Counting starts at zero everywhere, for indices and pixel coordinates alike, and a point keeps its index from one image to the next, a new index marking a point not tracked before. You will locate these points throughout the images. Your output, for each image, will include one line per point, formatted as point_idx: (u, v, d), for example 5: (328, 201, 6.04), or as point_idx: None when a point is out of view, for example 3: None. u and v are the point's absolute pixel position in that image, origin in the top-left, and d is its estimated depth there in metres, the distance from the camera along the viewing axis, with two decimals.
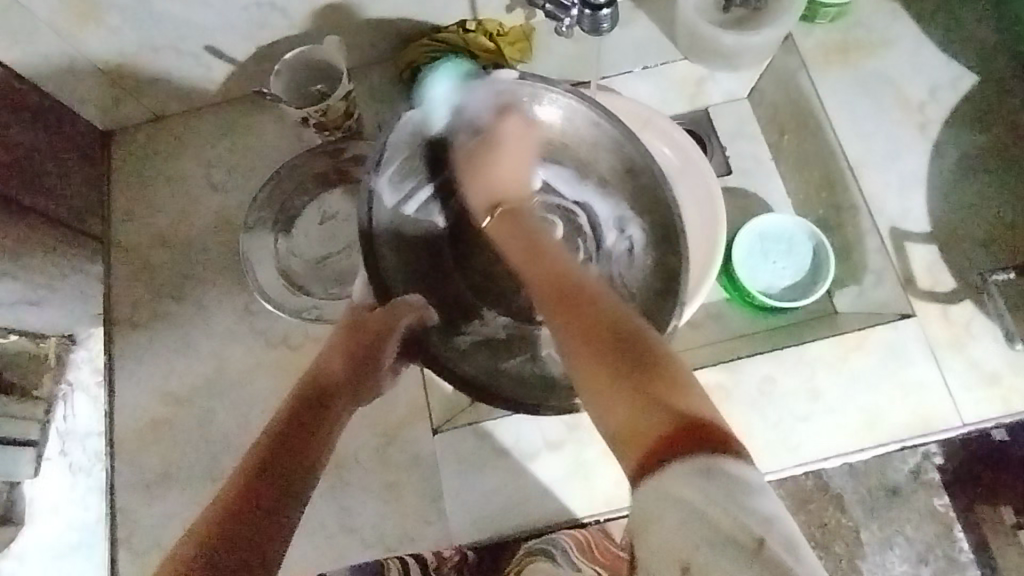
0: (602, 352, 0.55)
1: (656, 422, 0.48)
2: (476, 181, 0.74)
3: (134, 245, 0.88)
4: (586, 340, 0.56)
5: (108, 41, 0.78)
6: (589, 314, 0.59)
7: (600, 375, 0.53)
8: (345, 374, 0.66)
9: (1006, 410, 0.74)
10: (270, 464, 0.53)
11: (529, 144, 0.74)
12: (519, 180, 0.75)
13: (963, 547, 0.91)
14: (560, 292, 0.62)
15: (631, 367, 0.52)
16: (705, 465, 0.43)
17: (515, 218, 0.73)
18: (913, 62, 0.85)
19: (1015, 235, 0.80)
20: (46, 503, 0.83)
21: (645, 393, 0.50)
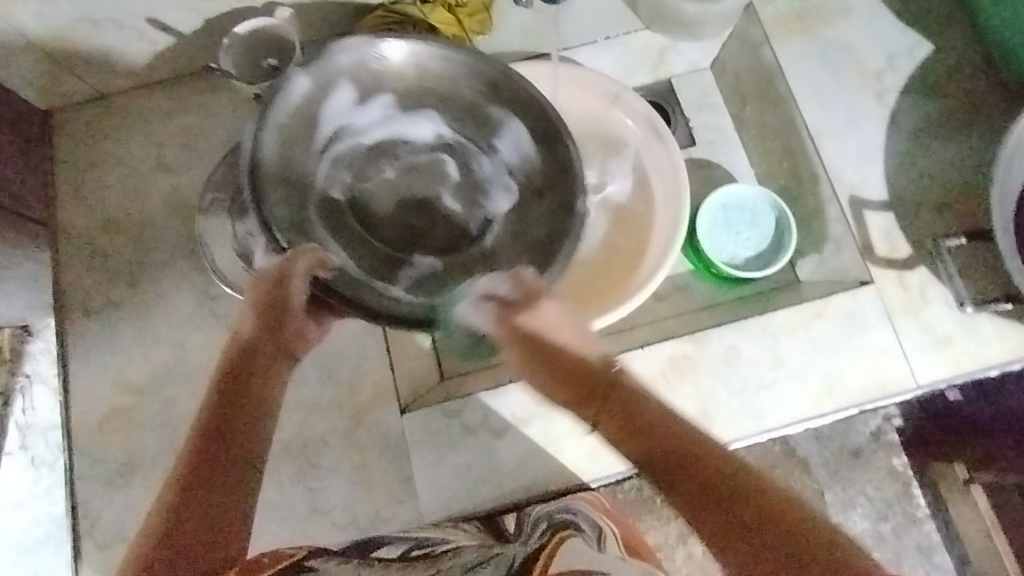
0: (683, 480, 0.57)
1: (777, 563, 0.51)
2: (551, 360, 0.67)
3: (82, 230, 0.84)
4: (681, 481, 0.58)
5: (40, 14, 0.73)
6: (676, 455, 0.59)
7: (733, 534, 0.54)
8: (268, 333, 0.65)
9: (957, 371, 0.77)
10: (208, 462, 0.55)
11: (569, 317, 0.69)
12: (580, 332, 0.69)
13: (920, 503, 0.95)
14: (663, 450, 0.59)
15: (735, 488, 0.55)
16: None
17: (622, 393, 0.65)
18: (871, 31, 0.85)
19: (968, 201, 0.81)
20: (9, 499, 0.81)
21: (763, 529, 0.53)
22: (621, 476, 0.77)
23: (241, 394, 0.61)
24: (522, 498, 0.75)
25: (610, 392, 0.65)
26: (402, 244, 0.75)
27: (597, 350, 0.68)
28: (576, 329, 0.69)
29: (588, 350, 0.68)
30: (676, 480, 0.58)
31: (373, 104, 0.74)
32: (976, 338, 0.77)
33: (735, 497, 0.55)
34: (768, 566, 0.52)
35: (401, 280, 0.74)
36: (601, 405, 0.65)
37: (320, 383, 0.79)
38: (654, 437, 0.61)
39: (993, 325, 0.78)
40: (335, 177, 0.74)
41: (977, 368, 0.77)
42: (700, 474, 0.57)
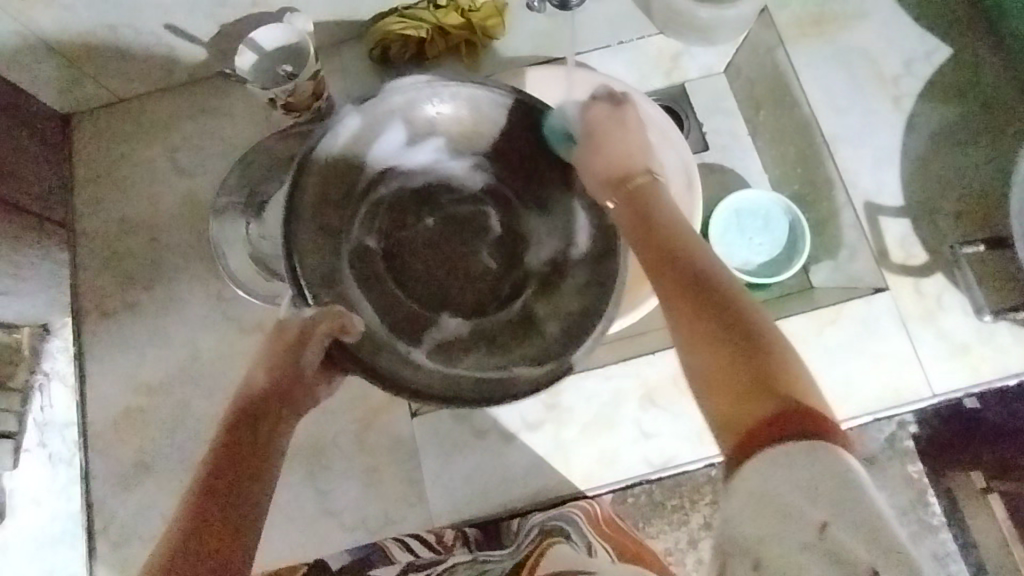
0: (680, 273, 0.49)
1: (746, 396, 0.41)
2: (597, 150, 0.64)
3: (100, 232, 0.86)
4: (684, 283, 0.48)
5: (61, 20, 0.75)
6: (698, 260, 0.50)
7: (710, 339, 0.44)
8: (272, 387, 0.61)
9: (974, 380, 0.76)
10: (205, 505, 0.50)
11: (622, 117, 0.69)
12: (628, 145, 0.66)
13: (935, 511, 0.94)
14: (666, 247, 0.52)
15: (731, 301, 0.46)
16: (795, 447, 0.38)
17: (647, 200, 0.60)
18: (887, 35, 0.84)
19: (986, 206, 0.80)
20: (26, 495, 0.82)
21: (748, 351, 0.43)
22: (630, 483, 0.76)
23: (244, 444, 0.56)
24: (532, 502, 0.75)
25: (637, 180, 0.62)
26: (433, 303, 0.68)
27: (644, 162, 0.65)
28: (616, 127, 0.68)
29: (627, 163, 0.63)
30: (689, 295, 0.47)
31: (425, 148, 0.66)
32: (995, 346, 0.76)
33: (721, 308, 0.46)
34: (732, 384, 0.42)
35: (427, 340, 0.65)
36: (623, 201, 0.60)
37: None
38: (673, 251, 0.52)
39: (1011, 333, 0.76)
40: (370, 223, 0.66)
41: (995, 377, 0.76)
42: (706, 274, 0.48)
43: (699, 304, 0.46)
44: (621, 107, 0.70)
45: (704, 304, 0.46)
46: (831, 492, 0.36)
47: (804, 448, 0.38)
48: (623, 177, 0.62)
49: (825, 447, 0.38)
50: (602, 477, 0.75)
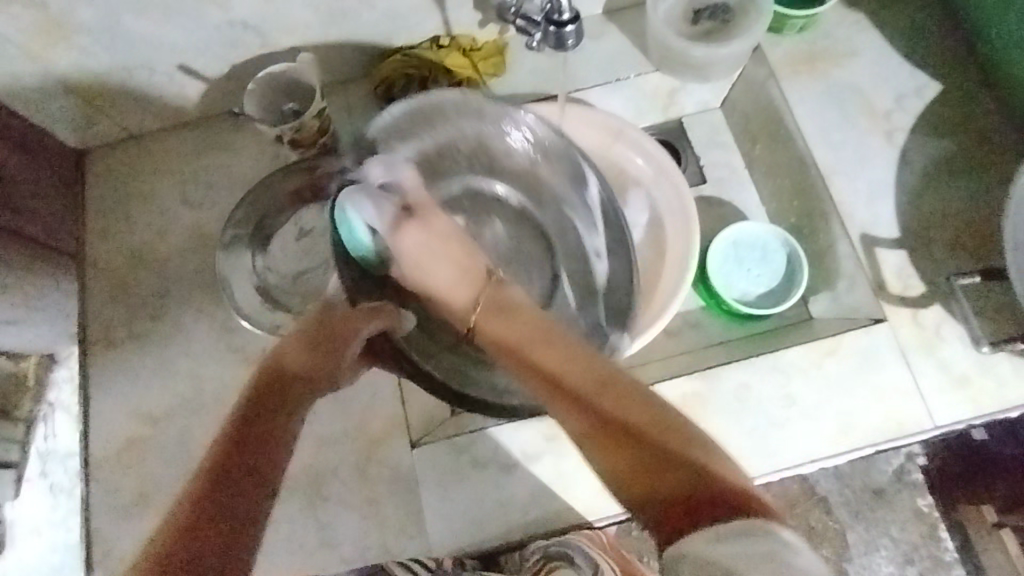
0: (585, 399, 0.53)
1: (673, 474, 0.46)
2: (422, 278, 0.66)
3: (108, 265, 0.87)
4: (593, 400, 0.52)
5: (78, 61, 0.78)
6: (574, 373, 0.55)
7: (635, 476, 0.48)
8: (302, 363, 0.61)
9: (976, 412, 0.75)
10: (240, 446, 0.52)
11: (441, 233, 0.67)
12: (471, 268, 0.65)
13: (948, 546, 0.93)
14: (565, 380, 0.55)
15: (644, 430, 0.49)
16: (728, 529, 0.42)
17: (494, 323, 0.61)
18: (879, 71, 0.86)
19: (982, 238, 0.81)
20: (26, 524, 0.86)
21: (643, 453, 0.48)
22: (632, 514, 0.75)
23: (273, 394, 0.58)
24: (533, 536, 0.74)
25: (477, 315, 0.63)
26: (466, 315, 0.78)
27: (479, 264, 0.66)
28: (448, 241, 0.66)
29: (469, 293, 0.64)
30: (615, 433, 0.50)
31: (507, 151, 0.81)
32: (995, 378, 0.76)
33: (648, 438, 0.49)
34: (650, 469, 0.47)
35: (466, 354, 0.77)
36: (497, 316, 0.62)
37: (332, 417, 0.79)
38: (571, 377, 0.55)
39: (1012, 365, 0.76)
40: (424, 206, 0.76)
41: (996, 410, 0.75)
42: (613, 392, 0.52)
43: (628, 445, 0.49)
44: (430, 222, 0.67)
45: (620, 432, 0.50)
46: (759, 558, 0.39)
47: (740, 526, 0.41)
48: (486, 272, 0.65)
49: (754, 522, 0.42)
50: (604, 509, 0.75)
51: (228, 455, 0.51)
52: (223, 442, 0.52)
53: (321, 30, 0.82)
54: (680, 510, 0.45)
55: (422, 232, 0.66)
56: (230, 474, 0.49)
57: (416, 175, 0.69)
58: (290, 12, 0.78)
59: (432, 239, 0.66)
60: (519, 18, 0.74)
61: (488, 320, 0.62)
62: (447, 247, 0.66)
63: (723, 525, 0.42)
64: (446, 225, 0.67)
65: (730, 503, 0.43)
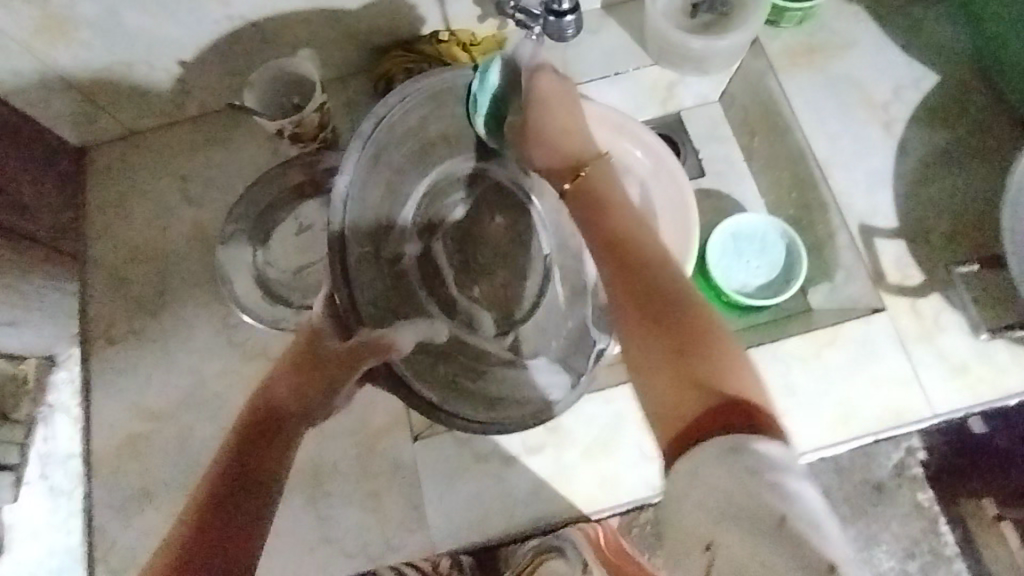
0: (626, 270, 0.52)
1: (684, 391, 0.44)
2: (548, 142, 0.68)
3: (110, 262, 0.87)
4: (628, 278, 0.51)
5: (79, 57, 0.78)
6: (642, 267, 0.52)
7: (667, 349, 0.46)
8: (295, 390, 0.59)
9: (975, 400, 0.76)
10: (233, 476, 0.50)
11: (572, 110, 0.71)
12: (571, 127, 0.69)
13: (949, 541, 0.92)
14: (618, 248, 0.54)
15: (673, 302, 0.49)
16: (740, 439, 0.40)
17: (591, 180, 0.62)
18: (876, 64, 0.87)
19: (980, 229, 0.81)
20: (24, 528, 0.82)
21: (687, 372, 0.45)
22: (631, 506, 0.75)
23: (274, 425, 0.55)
24: (534, 529, 0.74)
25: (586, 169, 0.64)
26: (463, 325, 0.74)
27: (583, 145, 0.67)
28: (564, 95, 0.71)
29: (575, 154, 0.66)
30: (631, 270, 0.52)
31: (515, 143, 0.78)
32: (993, 366, 0.76)
33: (667, 310, 0.48)
34: (680, 387, 0.44)
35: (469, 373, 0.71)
36: (589, 208, 0.60)
37: (333, 411, 0.80)
38: (632, 257, 0.53)
39: (1010, 352, 0.77)
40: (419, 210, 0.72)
41: (995, 398, 0.76)
42: (638, 271, 0.51)
43: (650, 308, 0.49)
44: (569, 83, 0.72)
45: (641, 294, 0.50)
46: (749, 475, 0.38)
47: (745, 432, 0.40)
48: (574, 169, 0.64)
49: (763, 438, 0.40)
50: (605, 501, 0.75)
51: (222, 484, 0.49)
52: (213, 475, 0.50)
53: (321, 25, 0.82)
54: (696, 349, 0.46)
55: (542, 108, 0.70)
56: (215, 516, 0.47)
57: (536, 76, 0.71)
58: (289, 7, 0.79)
59: (565, 104, 0.71)
60: (518, 11, 0.74)
61: (581, 199, 0.61)
62: (554, 108, 0.70)
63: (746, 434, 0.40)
64: (570, 102, 0.71)
65: (743, 419, 0.41)
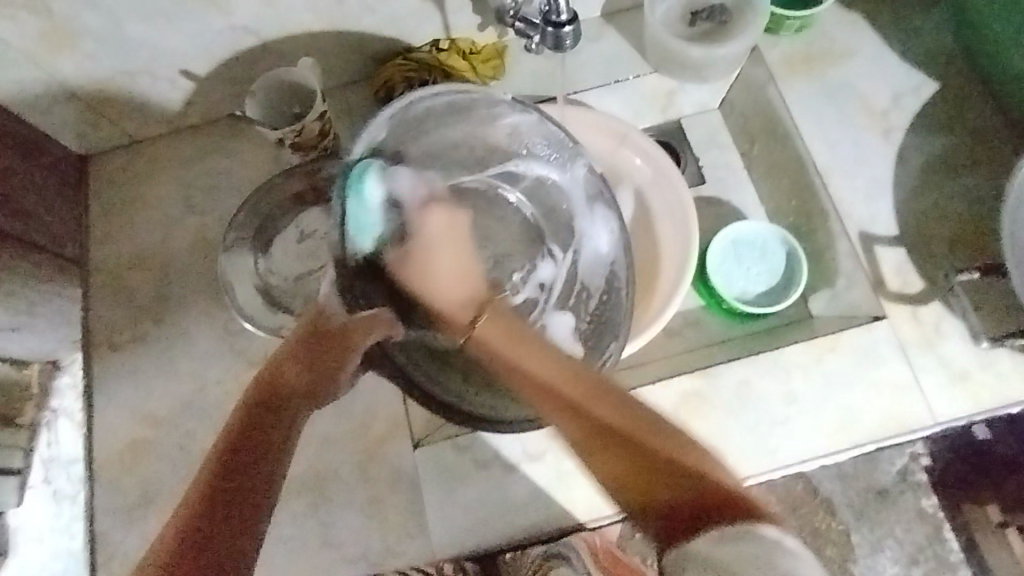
0: (561, 406, 0.53)
1: (676, 494, 0.48)
2: (422, 286, 0.63)
3: (111, 269, 0.88)
4: (582, 422, 0.52)
5: (82, 66, 0.78)
6: (575, 388, 0.53)
7: (620, 476, 0.50)
8: (304, 379, 0.55)
9: (976, 408, 0.75)
10: (223, 486, 0.47)
11: (459, 227, 0.70)
12: (467, 270, 0.65)
13: (953, 548, 0.92)
14: (541, 391, 0.54)
15: (618, 429, 0.50)
16: (733, 531, 0.44)
17: (498, 324, 0.60)
18: (876, 71, 0.87)
19: (980, 235, 0.81)
20: (30, 532, 0.85)
21: (659, 480, 0.49)
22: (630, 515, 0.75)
23: (258, 428, 0.50)
24: (534, 535, 0.74)
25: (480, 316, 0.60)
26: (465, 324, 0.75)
27: (473, 294, 0.63)
28: (455, 239, 0.67)
29: (470, 295, 0.63)
30: (565, 397, 0.53)
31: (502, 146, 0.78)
32: (995, 373, 0.76)
33: (620, 437, 0.50)
34: (652, 481, 0.49)
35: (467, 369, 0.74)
36: (494, 323, 0.60)
37: (334, 417, 0.80)
38: (570, 394, 0.53)
39: (1012, 360, 0.77)
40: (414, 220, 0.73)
41: (997, 405, 0.76)
42: (573, 378, 0.54)
43: (610, 438, 0.51)
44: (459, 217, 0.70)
45: (579, 411, 0.52)
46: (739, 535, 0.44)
47: (734, 532, 0.44)
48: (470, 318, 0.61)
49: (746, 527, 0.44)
50: (605, 508, 0.75)
51: (207, 500, 0.46)
52: (203, 483, 0.47)
53: (321, 35, 0.83)
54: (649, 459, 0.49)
55: (443, 254, 0.65)
56: (202, 544, 0.44)
57: (424, 207, 0.68)
58: (290, 17, 0.79)
59: (452, 223, 0.69)
60: (517, 20, 0.76)
61: (491, 328, 0.59)
62: (442, 255, 0.64)
63: (715, 531, 0.45)
64: (438, 215, 0.68)
65: (726, 509, 0.45)
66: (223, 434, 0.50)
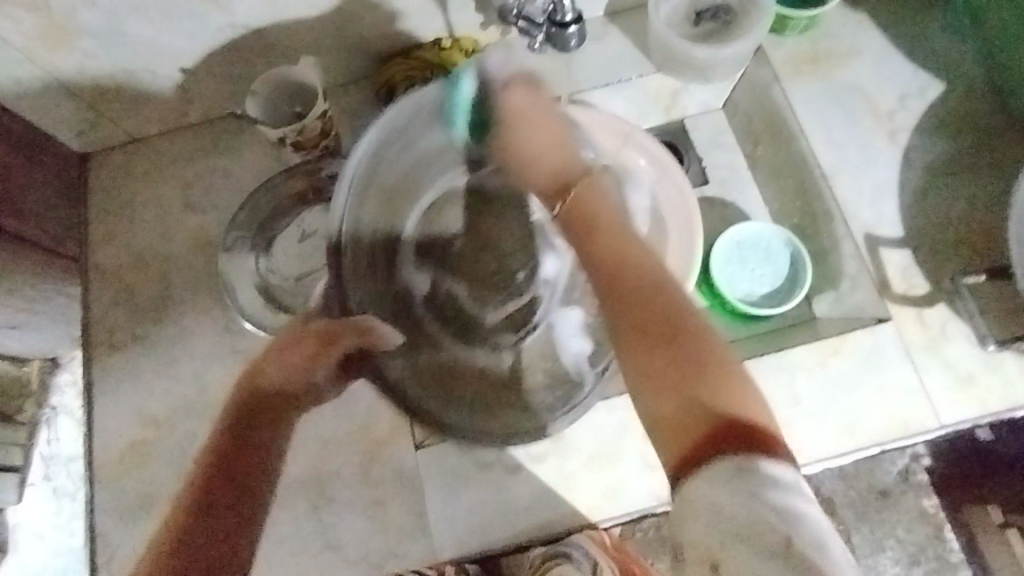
0: (623, 306, 0.54)
1: (695, 426, 0.46)
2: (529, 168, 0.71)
3: (111, 268, 0.87)
4: (636, 319, 0.53)
5: (81, 64, 0.78)
6: (649, 304, 0.54)
7: (660, 383, 0.49)
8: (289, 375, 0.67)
9: (981, 412, 0.75)
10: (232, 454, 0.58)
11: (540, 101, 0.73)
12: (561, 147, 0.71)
13: (955, 548, 0.92)
14: (611, 283, 0.56)
15: (666, 330, 0.52)
16: (741, 465, 0.43)
17: (588, 195, 0.66)
18: (882, 71, 0.86)
19: (986, 237, 0.81)
20: (31, 528, 0.86)
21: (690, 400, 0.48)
22: (635, 516, 0.75)
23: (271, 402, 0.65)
24: (536, 537, 0.74)
25: (576, 187, 0.66)
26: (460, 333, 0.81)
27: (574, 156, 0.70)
28: (544, 111, 0.73)
29: (568, 161, 0.70)
30: (634, 309, 0.54)
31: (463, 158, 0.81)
32: (1000, 377, 0.76)
33: (672, 342, 0.51)
34: (695, 416, 0.47)
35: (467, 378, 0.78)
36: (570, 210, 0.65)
37: (335, 418, 0.79)
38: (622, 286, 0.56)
39: (1017, 363, 0.76)
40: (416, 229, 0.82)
41: (1002, 409, 0.75)
42: (647, 286, 0.55)
43: (651, 331, 0.52)
44: (539, 89, 0.74)
45: (642, 329, 0.52)
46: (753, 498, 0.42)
47: (731, 466, 0.44)
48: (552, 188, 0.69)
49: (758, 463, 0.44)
50: (608, 510, 0.75)
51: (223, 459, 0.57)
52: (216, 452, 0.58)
53: (323, 33, 0.82)
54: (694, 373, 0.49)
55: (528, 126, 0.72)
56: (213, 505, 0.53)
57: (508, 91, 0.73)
58: (292, 15, 0.78)
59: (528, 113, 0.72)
60: (519, 19, 0.74)
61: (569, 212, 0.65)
62: (538, 122, 0.72)
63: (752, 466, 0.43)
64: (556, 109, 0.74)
65: (759, 442, 0.45)
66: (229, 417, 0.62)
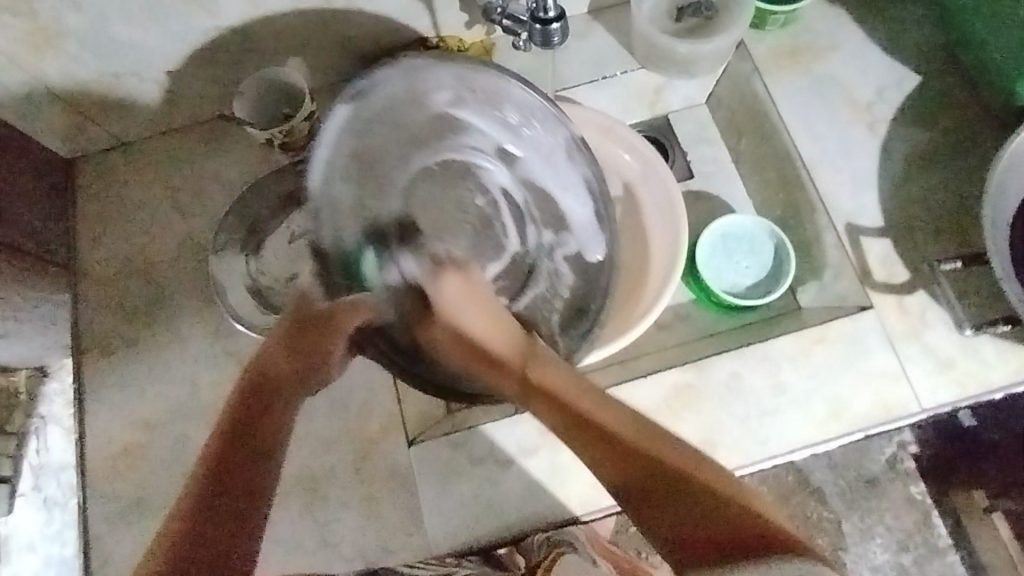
0: (573, 427, 0.56)
1: (704, 547, 0.47)
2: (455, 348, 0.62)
3: (100, 273, 0.87)
4: (572, 414, 0.56)
5: (68, 69, 0.78)
6: (577, 403, 0.56)
7: (647, 500, 0.51)
8: (290, 370, 0.56)
9: (961, 395, 0.77)
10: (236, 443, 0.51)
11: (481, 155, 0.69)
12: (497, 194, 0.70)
13: (941, 533, 0.93)
14: (544, 397, 0.57)
15: (639, 451, 0.52)
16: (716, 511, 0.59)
17: (509, 342, 0.61)
18: (859, 65, 0.88)
19: (963, 225, 0.83)
20: (22, 539, 0.80)
21: (670, 499, 0.50)
22: (625, 505, 0.76)
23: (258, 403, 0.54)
24: (529, 530, 0.75)
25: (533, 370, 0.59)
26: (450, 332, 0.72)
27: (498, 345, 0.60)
28: (475, 294, 0.64)
29: (508, 345, 0.61)
30: (583, 430, 0.55)
31: (467, 109, 0.70)
32: (979, 360, 0.78)
33: (642, 456, 0.52)
34: (685, 523, 0.49)
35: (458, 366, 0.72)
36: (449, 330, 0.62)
37: (330, 418, 0.80)
38: (556, 397, 0.57)
39: (995, 347, 0.78)
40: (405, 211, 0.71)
41: (981, 391, 0.77)
42: (563, 388, 0.57)
43: (604, 438, 0.54)
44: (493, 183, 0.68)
45: (599, 430, 0.54)
46: None
47: (762, 551, 0.44)
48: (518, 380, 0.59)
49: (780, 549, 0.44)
50: (599, 501, 0.76)
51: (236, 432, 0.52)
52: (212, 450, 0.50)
53: (310, 35, 0.83)
54: (664, 495, 0.50)
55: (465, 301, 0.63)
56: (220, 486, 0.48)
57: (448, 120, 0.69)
58: (279, 17, 0.79)
59: (468, 305, 0.63)
60: (504, 18, 0.76)
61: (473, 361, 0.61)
62: (467, 302, 0.63)
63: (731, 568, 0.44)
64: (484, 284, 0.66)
65: (769, 544, 0.44)
66: (221, 427, 0.51)
